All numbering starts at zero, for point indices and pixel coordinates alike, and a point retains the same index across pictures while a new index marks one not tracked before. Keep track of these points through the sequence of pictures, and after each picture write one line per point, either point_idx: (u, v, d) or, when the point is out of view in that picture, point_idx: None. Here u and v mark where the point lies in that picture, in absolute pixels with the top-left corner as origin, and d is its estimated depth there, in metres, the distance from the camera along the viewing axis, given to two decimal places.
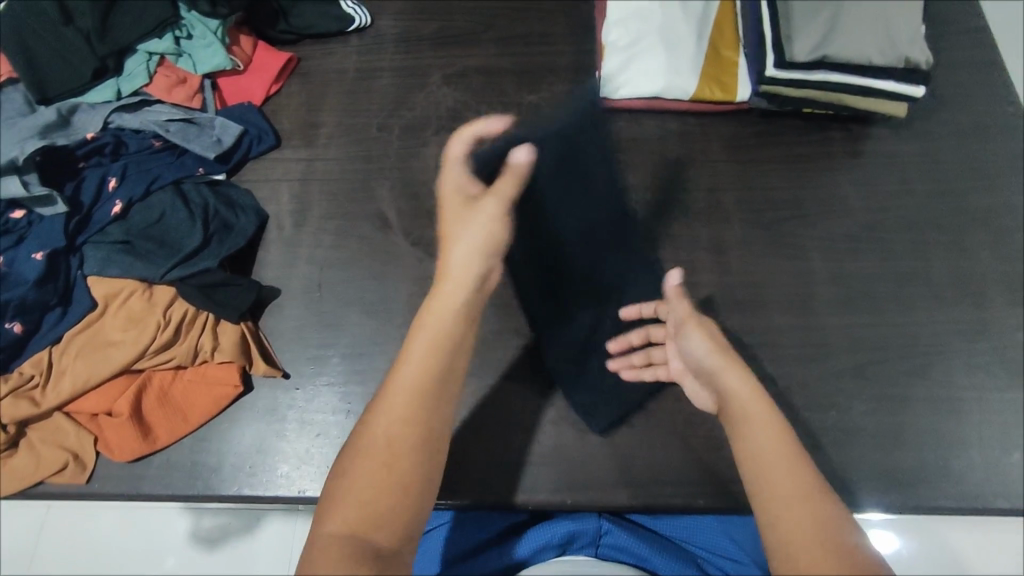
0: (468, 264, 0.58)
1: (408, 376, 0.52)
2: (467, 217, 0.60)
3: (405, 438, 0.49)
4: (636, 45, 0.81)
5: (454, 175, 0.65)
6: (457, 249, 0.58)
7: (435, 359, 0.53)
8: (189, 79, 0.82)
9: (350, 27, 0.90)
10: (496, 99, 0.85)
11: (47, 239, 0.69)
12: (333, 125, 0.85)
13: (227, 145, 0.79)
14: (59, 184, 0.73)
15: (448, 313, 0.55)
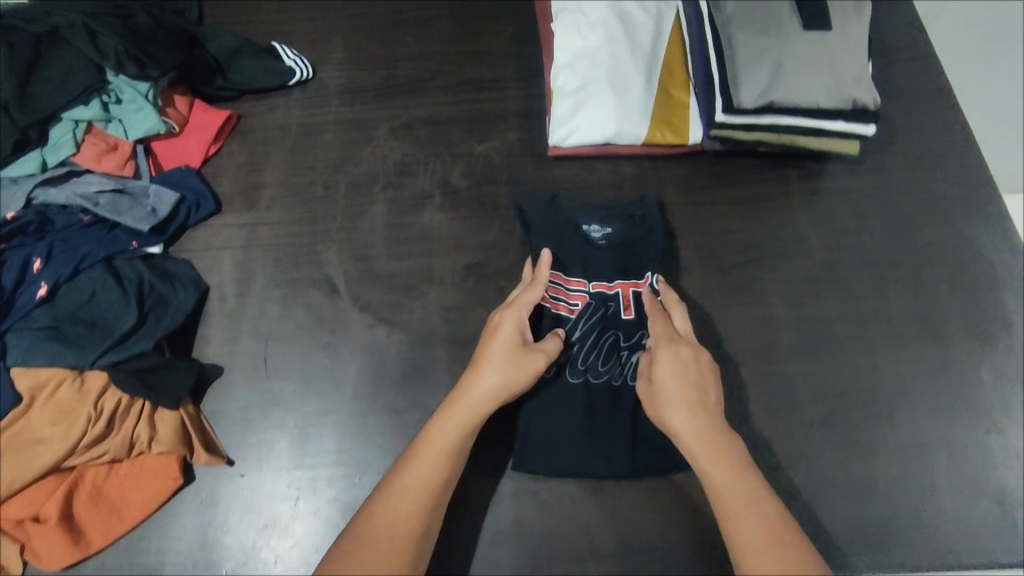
0: (504, 390, 0.60)
1: (421, 469, 0.57)
2: (520, 371, 0.61)
3: (415, 524, 0.55)
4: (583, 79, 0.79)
5: (521, 316, 0.64)
6: (492, 377, 0.60)
7: (444, 469, 0.57)
8: (120, 145, 0.78)
9: (291, 80, 0.87)
10: (445, 150, 0.83)
11: None
12: (276, 185, 0.81)
13: (162, 215, 0.75)
14: None
15: (466, 412, 0.60)
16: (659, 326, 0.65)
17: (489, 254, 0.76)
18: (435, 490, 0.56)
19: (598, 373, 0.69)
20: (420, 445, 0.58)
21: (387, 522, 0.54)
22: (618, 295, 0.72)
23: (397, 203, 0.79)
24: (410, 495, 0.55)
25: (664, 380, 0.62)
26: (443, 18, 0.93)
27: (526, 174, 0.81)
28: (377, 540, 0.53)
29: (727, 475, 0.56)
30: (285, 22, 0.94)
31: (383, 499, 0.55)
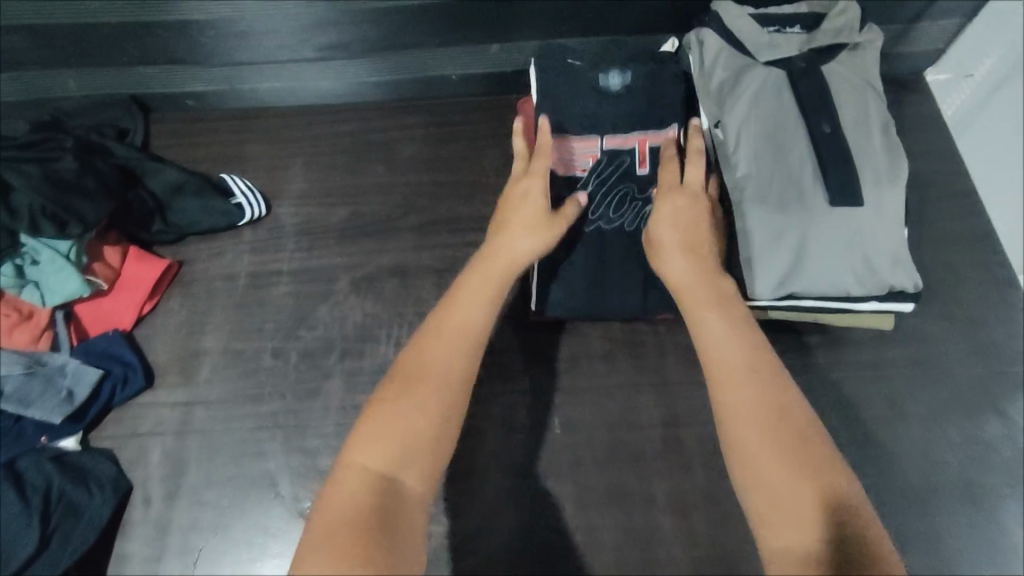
0: (532, 245, 0.58)
1: (457, 312, 0.52)
2: (548, 229, 0.59)
3: (456, 399, 0.47)
4: (580, 178, 0.70)
5: (542, 182, 0.61)
6: (520, 237, 0.58)
7: (484, 318, 0.52)
8: (35, 313, 0.68)
9: (242, 221, 0.77)
10: (413, 308, 0.73)
11: None
12: (218, 353, 0.71)
13: (80, 400, 0.65)
14: None
15: (506, 262, 0.56)
16: (669, 176, 0.62)
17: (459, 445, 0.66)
18: (473, 352, 0.50)
19: (611, 221, 0.69)
20: (451, 307, 0.52)
21: (430, 369, 0.47)
22: (632, 149, 0.70)
23: (354, 378, 0.69)
24: (441, 365, 0.48)
25: (662, 232, 0.58)
26: (416, 142, 0.83)
27: (506, 338, 0.70)
28: (406, 390, 0.46)
29: (716, 316, 0.51)
30: (240, 147, 0.84)
31: (417, 352, 0.49)
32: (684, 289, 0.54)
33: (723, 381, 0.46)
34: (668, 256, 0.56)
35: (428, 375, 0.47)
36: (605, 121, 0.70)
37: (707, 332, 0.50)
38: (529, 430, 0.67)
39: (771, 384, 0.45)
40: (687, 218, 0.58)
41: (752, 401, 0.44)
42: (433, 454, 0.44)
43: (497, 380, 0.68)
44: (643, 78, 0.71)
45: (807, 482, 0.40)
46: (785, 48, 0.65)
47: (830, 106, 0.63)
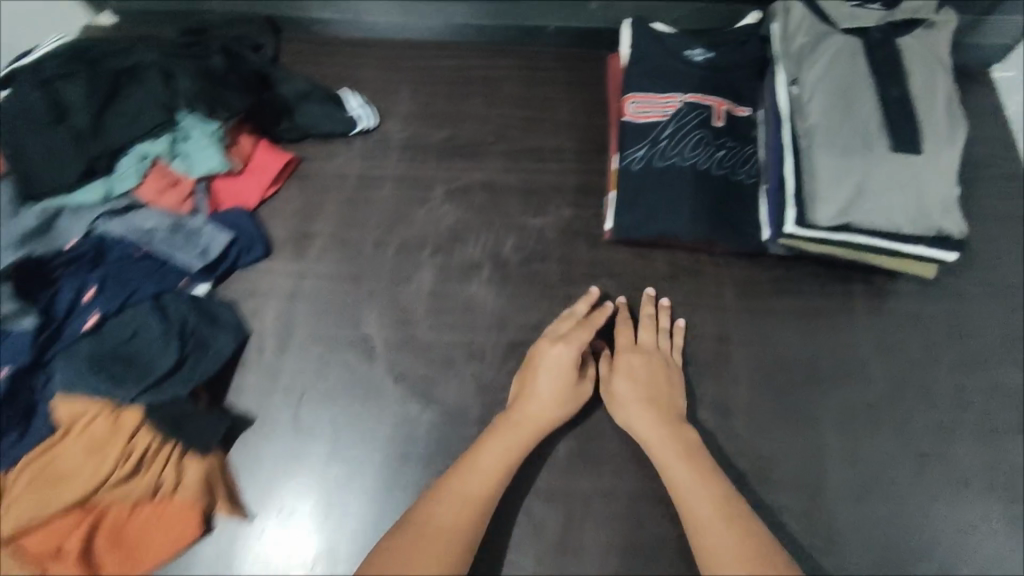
0: (552, 409, 0.67)
1: (469, 481, 0.61)
2: (572, 393, 0.68)
3: (464, 539, 0.58)
4: (660, 121, 0.80)
5: (575, 348, 0.69)
6: (541, 404, 0.67)
7: (494, 480, 0.62)
8: (182, 182, 0.79)
9: (354, 130, 0.88)
10: (500, 220, 0.82)
11: (11, 356, 0.66)
12: (327, 236, 0.81)
13: (213, 256, 0.76)
14: (33, 295, 0.69)
15: (518, 431, 0.65)
16: (624, 334, 0.73)
17: (531, 335, 0.75)
18: (482, 510, 0.60)
19: (685, 158, 0.78)
20: (467, 466, 0.62)
21: (435, 526, 0.58)
22: (710, 107, 0.80)
23: (444, 270, 0.78)
24: (454, 521, 0.59)
25: (619, 386, 0.69)
26: (512, 82, 0.93)
27: (580, 254, 0.80)
28: (415, 540, 0.57)
29: (691, 476, 0.62)
30: (355, 69, 0.94)
31: (427, 509, 0.59)
32: (655, 446, 0.65)
33: (708, 531, 0.58)
34: (635, 420, 0.66)
35: (428, 534, 0.57)
36: (687, 84, 0.82)
37: (686, 496, 0.61)
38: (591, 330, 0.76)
39: (751, 537, 0.57)
40: (642, 374, 0.69)
41: (732, 557, 0.56)
42: None
43: (566, 286, 0.78)
44: (726, 61, 0.83)
45: None
46: (866, 20, 0.72)
47: (898, 70, 0.70)
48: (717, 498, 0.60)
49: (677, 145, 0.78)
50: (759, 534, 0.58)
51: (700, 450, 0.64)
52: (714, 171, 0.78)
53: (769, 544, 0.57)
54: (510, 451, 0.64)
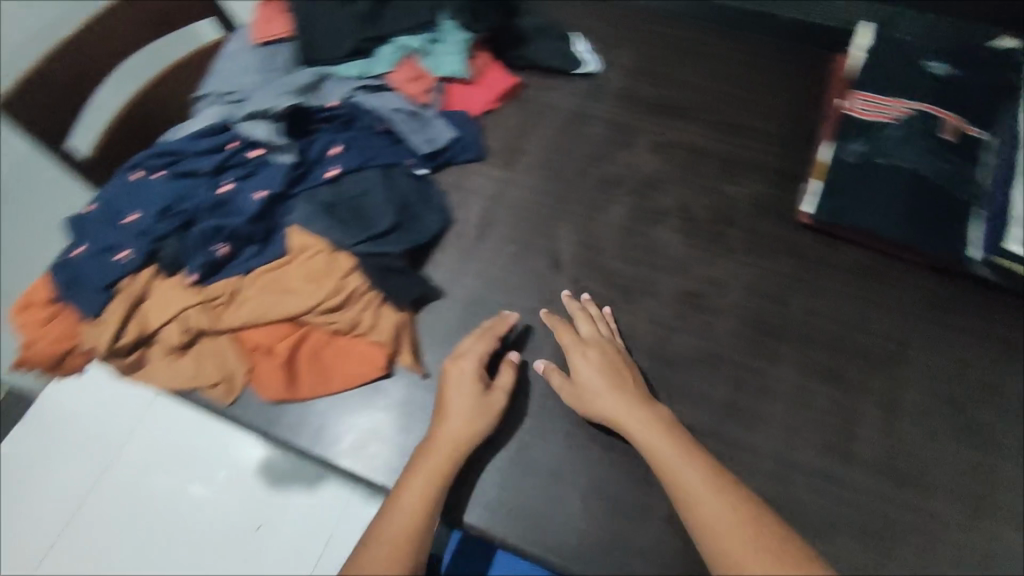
0: (467, 420, 0.67)
1: (402, 519, 0.63)
2: (484, 416, 0.68)
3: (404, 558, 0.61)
4: (885, 122, 0.81)
5: (474, 359, 0.71)
6: (457, 420, 0.67)
7: (428, 494, 0.64)
8: (425, 77, 0.87)
9: (579, 71, 0.94)
10: (697, 180, 0.85)
11: (269, 182, 0.77)
12: (536, 154, 0.88)
13: (438, 147, 0.84)
14: (296, 137, 0.81)
15: (444, 454, 0.66)
16: (566, 333, 0.73)
17: (709, 288, 0.78)
18: (422, 522, 0.63)
19: (906, 158, 0.78)
20: (395, 501, 0.64)
21: (385, 547, 0.62)
22: (942, 120, 0.80)
23: (637, 211, 0.83)
24: (398, 540, 0.62)
25: (586, 376, 0.69)
26: (731, 59, 0.95)
27: (770, 227, 0.81)
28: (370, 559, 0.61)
29: (672, 451, 0.63)
30: (585, 18, 1.01)
31: (374, 547, 0.62)
32: (631, 428, 0.65)
33: (698, 501, 0.60)
34: (621, 421, 0.66)
35: (381, 551, 0.62)
36: (920, 91, 0.82)
37: (673, 472, 0.62)
38: (769, 299, 0.77)
39: (735, 499, 0.60)
40: (601, 368, 0.69)
41: (718, 522, 0.59)
42: None
43: (751, 253, 0.80)
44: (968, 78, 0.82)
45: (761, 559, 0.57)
46: None
47: None
48: (701, 471, 0.62)
49: (897, 148, 0.79)
50: (743, 494, 0.61)
51: (668, 415, 0.67)
52: (932, 179, 0.77)
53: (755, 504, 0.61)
54: (443, 470, 0.65)
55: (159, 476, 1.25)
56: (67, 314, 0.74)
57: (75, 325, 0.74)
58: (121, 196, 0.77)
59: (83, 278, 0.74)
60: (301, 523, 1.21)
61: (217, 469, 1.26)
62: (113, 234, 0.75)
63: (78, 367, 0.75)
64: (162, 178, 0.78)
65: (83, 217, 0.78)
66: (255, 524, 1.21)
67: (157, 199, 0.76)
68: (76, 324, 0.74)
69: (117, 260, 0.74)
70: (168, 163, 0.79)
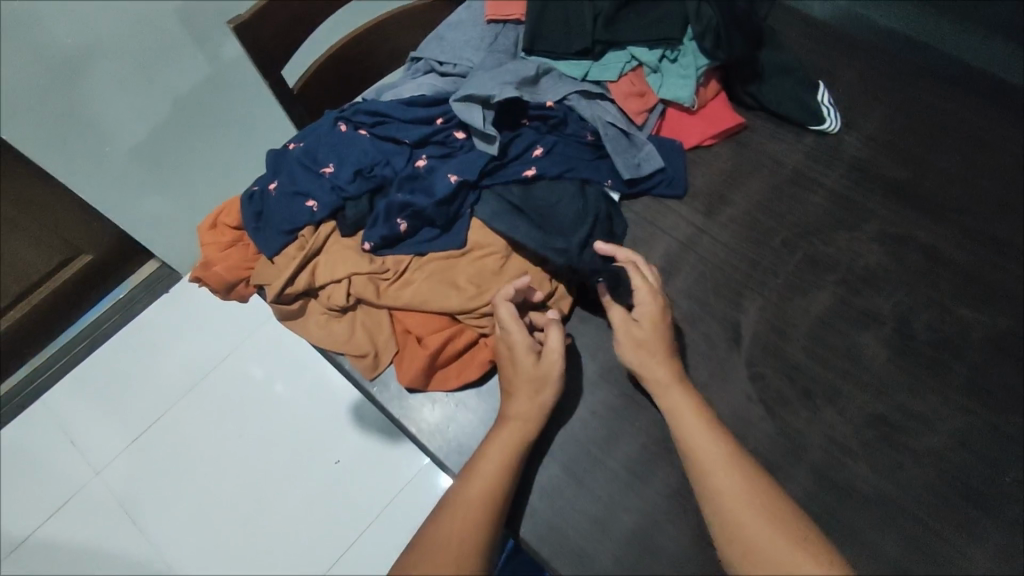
0: (535, 379, 0.66)
1: (478, 482, 0.62)
2: (547, 389, 0.66)
3: (479, 527, 0.60)
4: None
5: (515, 322, 0.67)
6: (527, 396, 0.66)
7: (510, 459, 0.63)
8: (646, 95, 0.81)
9: (815, 126, 0.83)
10: (923, 289, 0.74)
11: (465, 168, 0.75)
12: (742, 209, 0.79)
13: (642, 174, 0.78)
14: (502, 129, 0.78)
15: (520, 420, 0.65)
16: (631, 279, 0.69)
17: (905, 420, 0.67)
18: (502, 485, 0.62)
19: None
20: (470, 471, 0.63)
21: (466, 503, 0.61)
22: None
23: (842, 306, 0.73)
24: (482, 498, 0.61)
25: (646, 329, 0.67)
26: (1002, 158, 0.81)
27: (999, 373, 0.69)
28: (452, 512, 0.61)
29: (707, 448, 0.61)
30: (837, 67, 0.89)
31: (446, 514, 0.62)
32: (676, 404, 0.64)
33: (728, 504, 0.58)
34: (664, 389, 0.65)
35: (465, 506, 0.61)
36: None
37: (706, 467, 0.60)
38: (979, 458, 0.65)
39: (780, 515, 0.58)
40: (661, 331, 0.67)
41: (756, 535, 0.57)
42: (477, 552, 0.60)
43: (968, 395, 0.68)
44: None
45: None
46: None
47: None
48: (734, 475, 0.59)
49: None
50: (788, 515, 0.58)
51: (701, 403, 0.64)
52: None
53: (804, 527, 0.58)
54: (517, 439, 0.64)
55: (264, 379, 1.35)
56: (249, 244, 0.77)
57: (253, 257, 0.77)
58: (322, 143, 0.77)
59: (271, 216, 0.75)
60: (370, 473, 1.27)
61: (312, 397, 1.33)
62: (307, 180, 0.75)
63: (243, 296, 0.78)
64: (365, 136, 0.76)
65: (282, 155, 0.79)
66: (335, 459, 1.28)
67: (356, 157, 0.75)
68: (254, 256, 0.77)
69: (308, 208, 0.74)
70: (373, 123, 0.78)
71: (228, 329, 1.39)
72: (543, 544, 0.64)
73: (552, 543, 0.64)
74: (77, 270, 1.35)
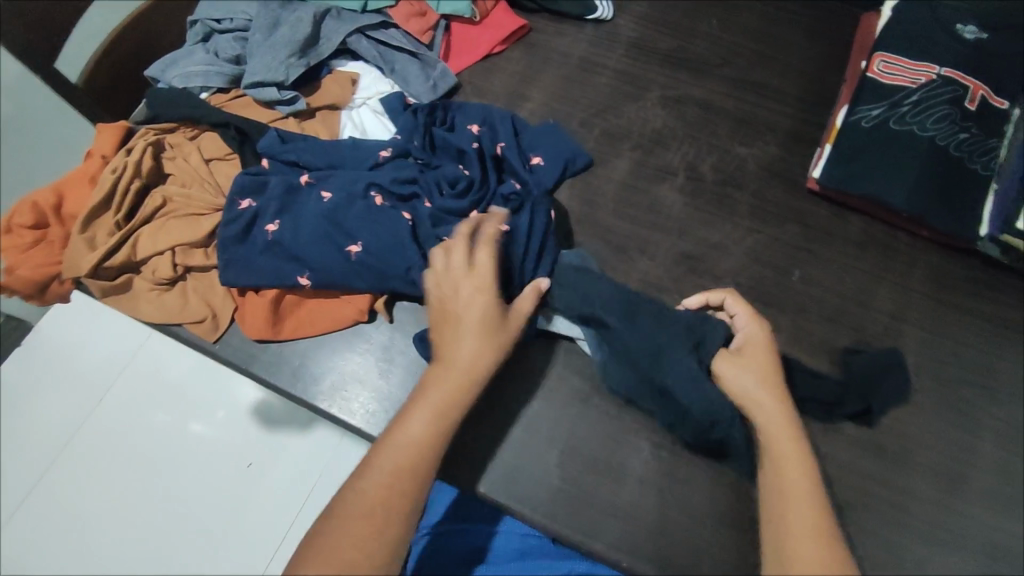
0: (475, 357, 0.61)
1: (409, 442, 0.58)
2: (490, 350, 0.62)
3: (410, 480, 0.56)
4: (906, 88, 0.76)
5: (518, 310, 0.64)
6: (467, 349, 0.61)
7: (450, 412, 0.59)
8: (428, 14, 0.85)
9: (589, 15, 0.89)
10: (705, 138, 0.82)
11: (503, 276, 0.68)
12: (539, 102, 0.84)
13: (440, 93, 0.82)
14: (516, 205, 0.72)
15: (461, 377, 0.61)
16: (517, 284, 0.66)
17: (707, 252, 0.76)
18: (437, 442, 0.58)
19: (924, 128, 0.74)
20: (388, 440, 0.58)
21: (393, 462, 0.57)
22: (966, 87, 0.75)
23: (640, 168, 0.81)
24: (405, 452, 0.57)
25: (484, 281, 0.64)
26: (753, 14, 0.90)
27: (775, 194, 0.79)
28: (366, 469, 0.56)
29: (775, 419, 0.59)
30: None
31: (365, 474, 0.56)
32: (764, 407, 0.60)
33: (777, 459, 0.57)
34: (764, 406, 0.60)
35: (394, 465, 0.57)
36: (950, 56, 0.77)
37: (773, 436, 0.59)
38: (770, 268, 0.75)
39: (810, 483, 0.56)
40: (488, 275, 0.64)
41: (793, 493, 0.55)
42: (398, 513, 0.55)
43: (754, 217, 0.78)
44: (1000, 48, 0.77)
45: (812, 534, 0.53)
46: None
47: None
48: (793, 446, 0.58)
49: (918, 113, 0.74)
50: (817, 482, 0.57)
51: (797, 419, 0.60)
52: (952, 149, 0.73)
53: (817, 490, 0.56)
54: (460, 392, 0.60)
55: (174, 416, 1.25)
56: (53, 241, 0.73)
57: (60, 253, 0.73)
58: (349, 210, 0.69)
59: (253, 269, 0.70)
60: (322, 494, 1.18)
61: (233, 428, 1.24)
62: (325, 263, 0.68)
63: (59, 296, 0.74)
64: (391, 212, 0.69)
65: (295, 192, 0.72)
66: (247, 461, 1.22)
67: (382, 249, 0.68)
68: (60, 252, 0.73)
69: (297, 280, 0.69)
70: (408, 194, 0.72)
71: (94, 367, 1.29)
72: None
73: None
74: None
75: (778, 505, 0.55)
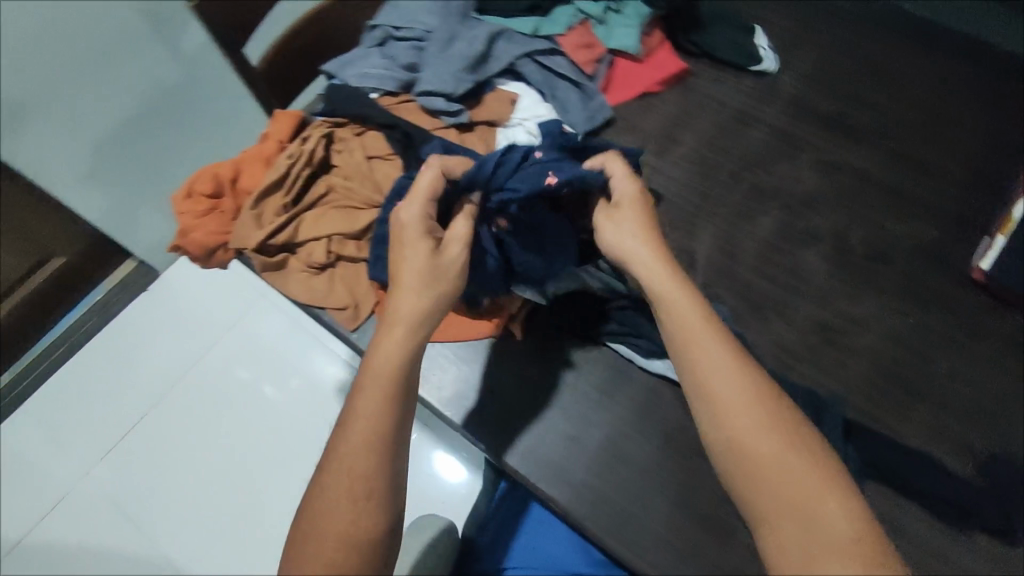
0: (421, 294, 0.61)
1: (373, 385, 0.56)
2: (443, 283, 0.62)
3: (385, 421, 0.55)
4: None
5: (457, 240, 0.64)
6: (411, 284, 0.61)
7: (407, 353, 0.58)
8: (595, 46, 0.87)
9: (753, 67, 0.88)
10: (858, 208, 0.80)
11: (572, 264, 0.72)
12: (690, 148, 0.84)
13: (597, 125, 0.84)
14: None
15: (410, 312, 0.60)
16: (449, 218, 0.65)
17: (848, 325, 0.73)
18: (399, 374, 0.57)
19: None
20: (345, 422, 0.55)
21: (368, 422, 0.54)
22: None
23: (786, 229, 0.79)
24: (374, 401, 0.55)
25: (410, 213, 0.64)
26: (925, 86, 0.87)
27: (929, 278, 0.75)
28: (341, 435, 0.55)
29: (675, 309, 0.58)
30: (772, 13, 0.95)
31: (341, 441, 0.54)
32: (676, 311, 0.57)
33: (722, 387, 0.53)
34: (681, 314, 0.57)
35: (365, 424, 0.54)
36: None
37: (700, 351, 0.55)
38: (915, 354, 0.71)
39: (765, 399, 0.52)
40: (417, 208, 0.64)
41: (751, 417, 0.51)
42: (387, 466, 0.53)
43: (902, 298, 0.75)
44: None
45: (796, 463, 0.49)
46: None
47: None
48: (724, 359, 0.54)
49: None
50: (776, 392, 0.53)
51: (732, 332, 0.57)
52: None
53: (782, 401, 0.52)
54: (414, 331, 0.59)
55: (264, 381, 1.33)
56: (224, 211, 0.80)
57: (229, 223, 0.80)
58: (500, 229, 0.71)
59: None
60: None
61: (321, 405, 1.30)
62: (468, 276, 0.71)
63: (221, 262, 0.80)
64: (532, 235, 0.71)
65: None
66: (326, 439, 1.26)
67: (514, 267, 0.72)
68: (229, 222, 0.80)
69: None
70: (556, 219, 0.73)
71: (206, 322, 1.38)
72: (529, 466, 0.68)
73: (536, 462, 0.68)
74: (47, 276, 1.36)
75: (736, 439, 0.51)
